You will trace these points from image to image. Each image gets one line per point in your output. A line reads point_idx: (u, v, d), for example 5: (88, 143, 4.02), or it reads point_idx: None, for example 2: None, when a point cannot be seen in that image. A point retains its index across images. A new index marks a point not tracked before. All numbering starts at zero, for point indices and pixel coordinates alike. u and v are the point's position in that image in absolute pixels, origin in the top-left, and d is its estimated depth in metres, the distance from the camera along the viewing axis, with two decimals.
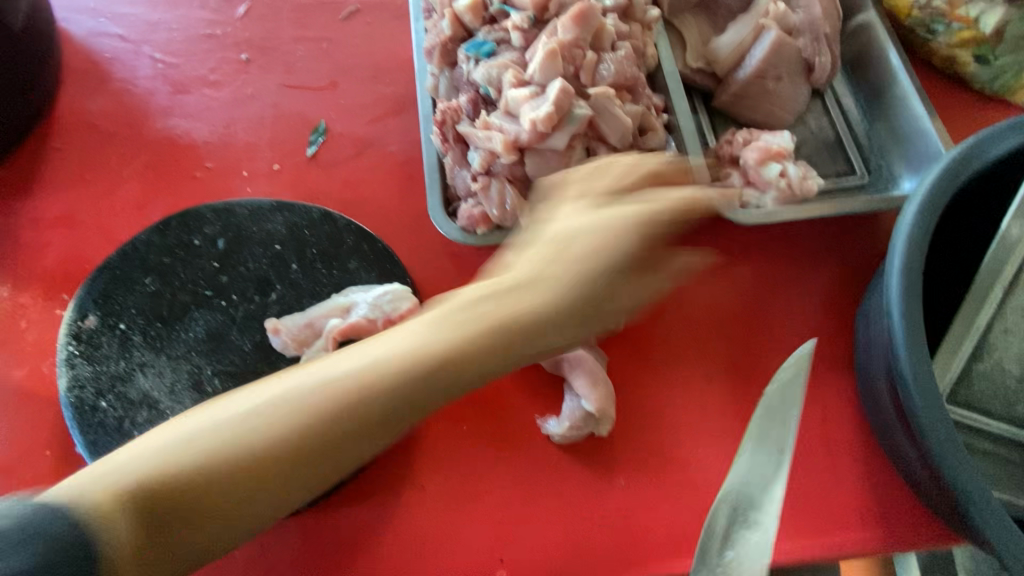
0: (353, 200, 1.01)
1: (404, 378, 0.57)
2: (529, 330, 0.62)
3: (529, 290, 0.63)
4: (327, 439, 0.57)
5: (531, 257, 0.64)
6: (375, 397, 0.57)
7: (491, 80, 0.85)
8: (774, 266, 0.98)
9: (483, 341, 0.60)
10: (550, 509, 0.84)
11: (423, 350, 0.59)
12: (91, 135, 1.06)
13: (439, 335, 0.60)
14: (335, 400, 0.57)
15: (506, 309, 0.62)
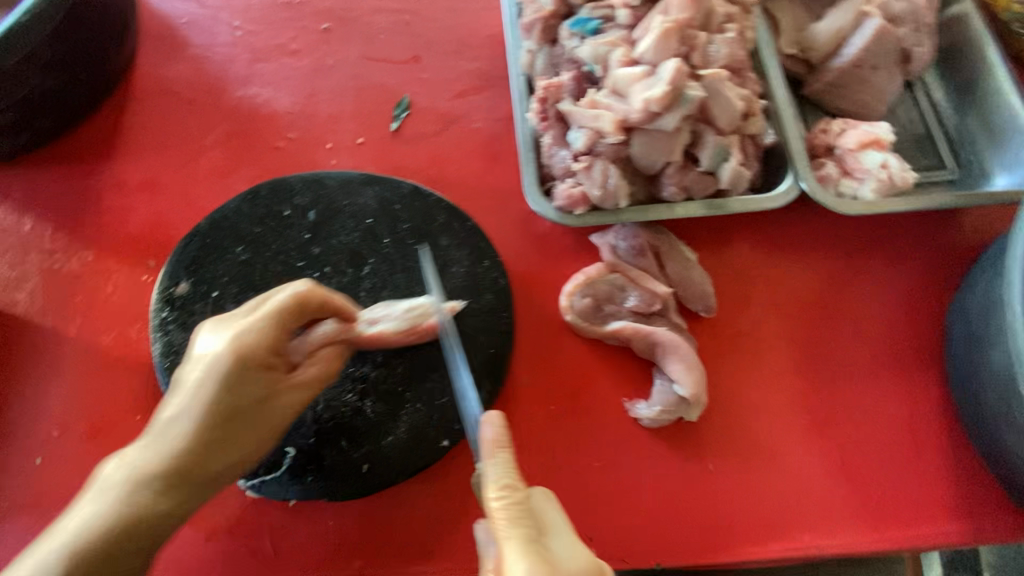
0: (437, 176, 1.00)
1: (187, 446, 0.67)
2: (198, 428, 0.68)
3: (202, 396, 0.68)
4: (149, 509, 0.65)
5: (243, 344, 0.70)
6: (177, 473, 0.67)
7: (598, 57, 0.83)
8: (865, 255, 0.94)
9: (180, 438, 0.67)
10: (639, 491, 0.83)
11: (157, 446, 0.66)
12: (170, 100, 1.05)
13: (172, 431, 0.67)
14: (131, 483, 0.65)
15: (181, 411, 0.67)
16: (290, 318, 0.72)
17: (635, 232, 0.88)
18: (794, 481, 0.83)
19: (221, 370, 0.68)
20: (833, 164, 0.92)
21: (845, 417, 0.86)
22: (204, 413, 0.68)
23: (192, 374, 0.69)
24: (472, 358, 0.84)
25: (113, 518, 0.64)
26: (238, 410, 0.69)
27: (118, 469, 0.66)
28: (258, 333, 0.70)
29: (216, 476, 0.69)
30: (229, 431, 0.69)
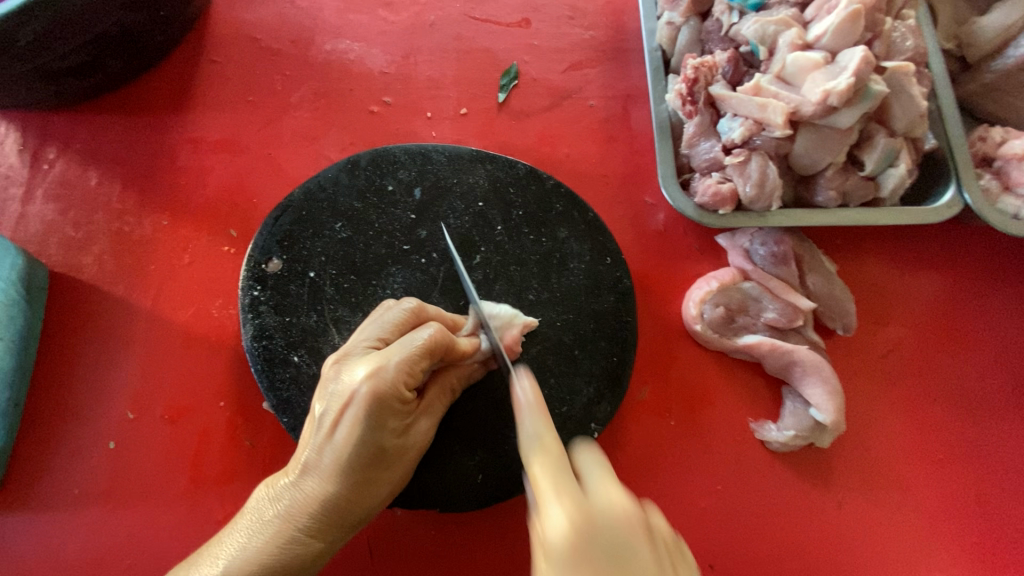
0: (547, 157, 0.91)
1: (334, 486, 0.60)
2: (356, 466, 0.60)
3: (360, 434, 0.59)
4: (312, 542, 0.60)
5: (389, 378, 0.59)
6: (330, 512, 0.60)
7: (763, 37, 0.74)
8: (1015, 275, 0.86)
9: (334, 471, 0.60)
10: (761, 516, 0.77)
11: (308, 477, 0.61)
12: (251, 50, 0.93)
13: (322, 465, 0.60)
14: (292, 515, 0.60)
15: (340, 444, 0.59)
16: (428, 354, 0.62)
17: (777, 237, 0.80)
18: (927, 517, 0.78)
19: (358, 417, 0.59)
20: (991, 177, 0.83)
21: (980, 451, 0.80)
22: (348, 462, 0.60)
23: (328, 416, 0.60)
24: (593, 365, 0.77)
25: (257, 569, 0.57)
26: (383, 453, 0.61)
27: (268, 504, 0.61)
28: (393, 373, 0.59)
29: (354, 522, 0.63)
30: (371, 477, 0.61)
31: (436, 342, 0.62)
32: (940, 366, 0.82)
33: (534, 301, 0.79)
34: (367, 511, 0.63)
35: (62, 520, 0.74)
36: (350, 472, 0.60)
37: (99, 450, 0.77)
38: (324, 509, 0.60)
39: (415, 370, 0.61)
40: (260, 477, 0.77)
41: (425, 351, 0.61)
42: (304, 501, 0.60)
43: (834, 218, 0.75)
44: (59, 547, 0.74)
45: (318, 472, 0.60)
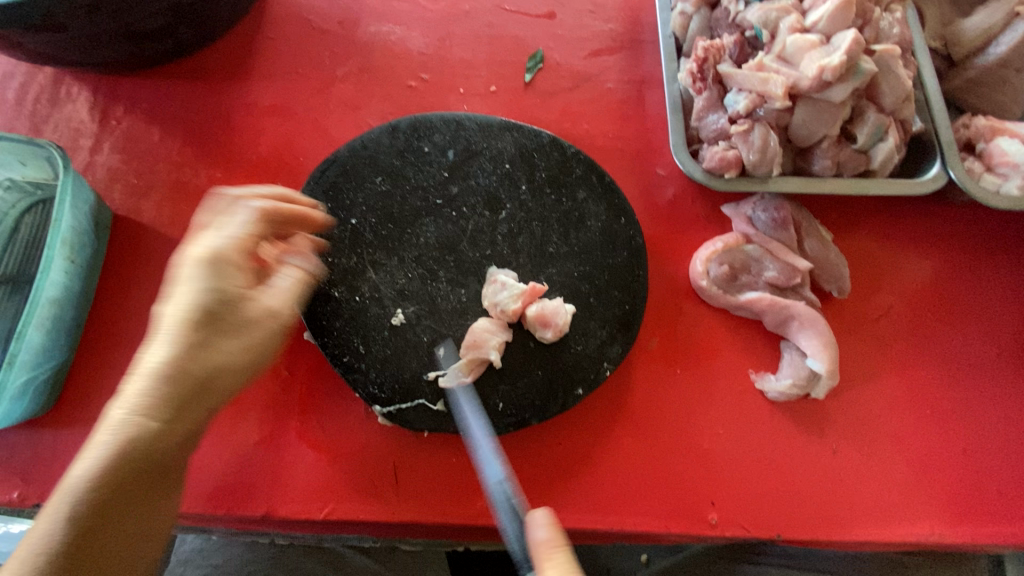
0: (568, 132, 0.99)
1: (181, 347, 0.57)
2: (202, 332, 0.58)
3: (193, 296, 0.58)
4: (166, 413, 0.56)
5: (209, 245, 0.60)
6: (190, 380, 0.57)
7: (766, 22, 0.83)
8: (994, 253, 0.94)
9: (175, 339, 0.57)
10: (759, 458, 0.83)
11: (153, 348, 0.57)
12: (302, 28, 1.03)
13: (165, 334, 0.57)
14: (140, 393, 0.55)
15: (177, 311, 0.57)
16: (252, 229, 0.63)
17: (777, 204, 0.88)
18: (915, 468, 0.84)
19: (188, 279, 0.58)
20: (974, 160, 0.92)
21: (964, 410, 0.87)
22: (189, 329, 0.57)
23: (165, 288, 0.59)
24: (607, 312, 0.84)
25: (113, 454, 0.53)
26: (222, 324, 0.59)
27: (117, 398, 0.56)
28: (286, 266, 0.65)
29: (192, 403, 0.57)
30: (201, 344, 0.58)
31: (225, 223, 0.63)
32: (926, 331, 0.90)
33: (554, 253, 0.86)
34: (227, 381, 0.60)
35: None
36: (196, 335, 0.57)
37: None
38: (170, 372, 0.56)
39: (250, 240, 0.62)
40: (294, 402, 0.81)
41: (236, 227, 0.62)
42: (152, 368, 0.56)
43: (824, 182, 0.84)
44: None
45: (161, 342, 0.57)
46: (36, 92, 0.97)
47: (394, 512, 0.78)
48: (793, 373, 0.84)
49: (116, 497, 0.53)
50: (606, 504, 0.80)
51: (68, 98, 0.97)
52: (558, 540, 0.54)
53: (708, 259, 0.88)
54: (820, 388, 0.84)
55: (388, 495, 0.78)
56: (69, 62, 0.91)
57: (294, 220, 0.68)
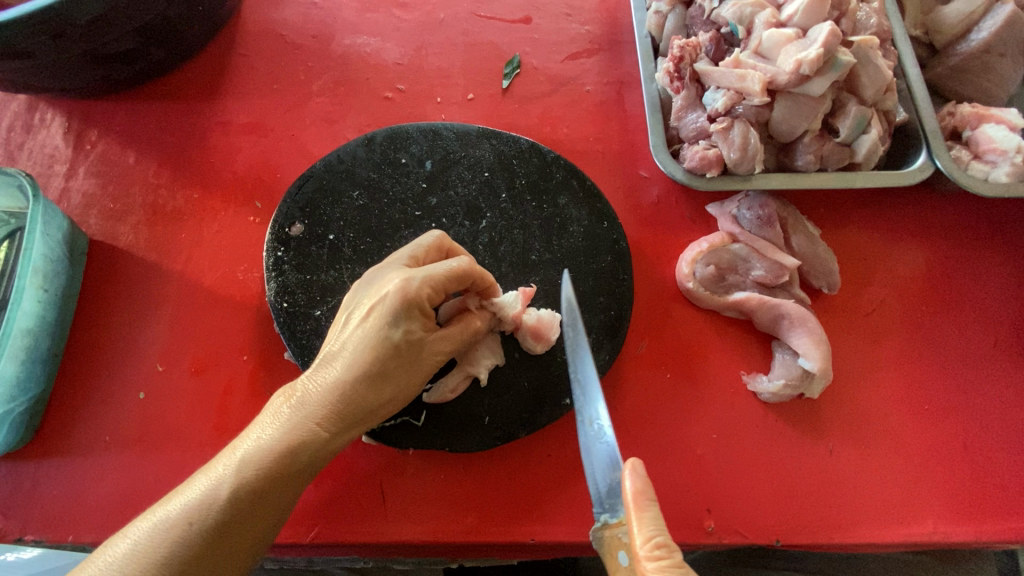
0: (547, 137, 0.98)
1: (359, 371, 0.65)
2: (380, 360, 0.66)
3: (379, 329, 0.66)
4: (329, 426, 0.64)
5: (410, 284, 0.66)
6: (351, 400, 0.65)
7: (741, 18, 0.81)
8: (987, 242, 0.92)
9: (353, 363, 0.65)
10: (754, 462, 0.81)
11: (337, 368, 0.65)
12: (276, 44, 1.03)
13: (348, 358, 0.65)
14: (312, 406, 0.63)
15: (364, 341, 0.66)
16: (454, 276, 0.69)
17: (762, 201, 0.87)
18: (915, 465, 0.82)
19: (385, 313, 0.66)
20: (961, 147, 0.90)
21: (962, 403, 0.85)
22: (368, 356, 0.65)
23: (355, 317, 0.67)
24: (592, 319, 0.82)
25: (274, 454, 0.61)
26: (400, 355, 0.67)
27: (280, 402, 0.65)
28: (418, 283, 0.67)
29: (368, 420, 0.66)
30: (390, 374, 0.67)
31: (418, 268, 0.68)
32: (919, 324, 0.88)
33: (537, 261, 0.85)
34: (388, 404, 0.67)
35: (94, 464, 0.79)
36: (374, 362, 0.65)
37: (130, 401, 0.82)
38: (354, 393, 0.65)
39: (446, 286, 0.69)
40: None
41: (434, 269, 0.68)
42: (332, 385, 0.64)
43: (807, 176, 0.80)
44: (89, 491, 0.78)
45: (352, 367, 0.65)
46: (11, 119, 0.97)
47: (381, 533, 0.76)
48: (786, 372, 0.82)
49: (263, 498, 0.60)
50: (599, 515, 0.78)
51: (43, 124, 0.97)
52: (644, 487, 0.58)
53: (695, 261, 0.86)
54: (814, 387, 0.82)
55: (376, 515, 0.76)
56: (42, 89, 0.90)
57: (485, 281, 0.72)
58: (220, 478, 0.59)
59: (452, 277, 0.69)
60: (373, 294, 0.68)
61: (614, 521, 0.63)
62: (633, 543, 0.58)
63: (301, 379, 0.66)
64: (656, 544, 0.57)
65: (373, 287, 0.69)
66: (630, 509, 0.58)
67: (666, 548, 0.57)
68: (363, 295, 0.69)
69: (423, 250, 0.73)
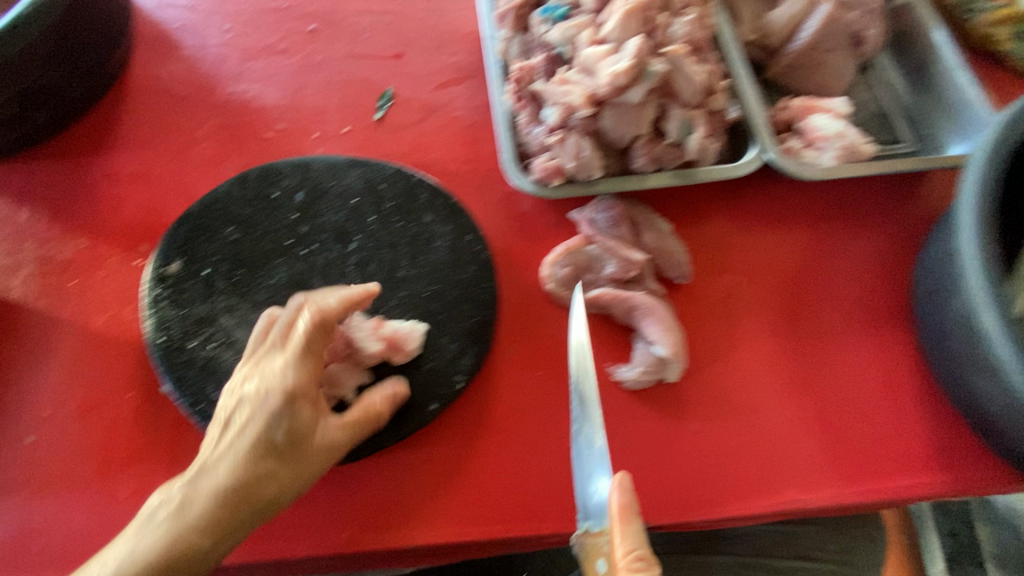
0: (419, 161, 1.04)
1: (242, 473, 0.69)
2: (263, 454, 0.70)
3: (260, 424, 0.70)
4: (214, 527, 0.68)
5: (285, 374, 0.72)
6: (236, 498, 0.69)
7: (566, 40, 0.89)
8: (833, 222, 0.99)
9: (235, 462, 0.70)
10: (622, 449, 0.85)
11: (222, 469, 0.69)
12: (165, 98, 1.10)
13: (233, 456, 0.70)
14: (196, 506, 0.67)
15: (247, 437, 0.70)
16: (319, 341, 0.74)
17: (611, 204, 0.93)
18: (773, 436, 0.86)
19: (266, 410, 0.71)
20: (795, 137, 0.97)
21: (818, 374, 0.90)
22: (249, 456, 0.70)
23: (238, 418, 0.72)
24: (457, 326, 0.87)
25: (153, 561, 0.65)
26: (286, 454, 0.71)
27: (162, 505, 0.68)
28: (293, 376, 0.72)
29: (253, 516, 0.70)
30: (275, 472, 0.70)
31: (296, 352, 0.73)
32: (772, 305, 0.93)
33: (403, 277, 0.90)
34: (281, 500, 0.71)
35: None
36: (258, 460, 0.70)
37: (19, 446, 0.85)
38: (241, 491, 0.69)
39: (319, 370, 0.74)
40: (163, 451, 0.84)
41: (304, 350, 0.73)
42: (214, 484, 0.68)
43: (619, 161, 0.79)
44: None
45: (239, 464, 0.70)
46: None
47: (262, 550, 0.78)
48: (642, 360, 0.87)
49: None
50: (474, 514, 0.81)
51: None
52: (628, 503, 0.71)
53: (553, 266, 0.92)
54: (670, 373, 0.87)
55: (258, 534, 0.79)
56: None
57: (359, 306, 0.78)
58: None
59: (317, 349, 0.74)
60: (252, 389, 0.72)
61: (596, 530, 0.75)
62: (614, 552, 0.70)
63: (186, 479, 0.70)
64: (634, 556, 0.69)
65: (251, 378, 0.74)
66: (615, 521, 0.70)
67: (647, 560, 0.69)
68: (242, 388, 0.74)
69: (288, 328, 0.75)
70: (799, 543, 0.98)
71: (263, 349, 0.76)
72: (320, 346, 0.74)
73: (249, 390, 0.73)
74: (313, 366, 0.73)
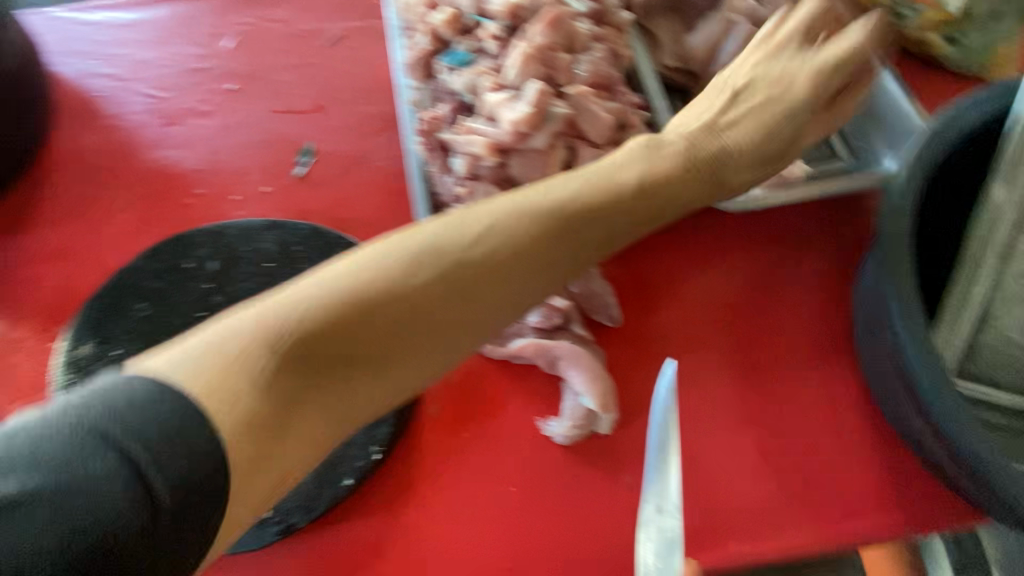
0: (341, 216, 1.01)
1: (433, 281, 0.62)
2: (448, 268, 0.63)
3: (500, 212, 0.67)
4: (349, 319, 0.59)
5: (566, 182, 0.71)
6: (399, 306, 0.61)
7: (469, 87, 0.87)
8: (769, 250, 0.95)
9: (399, 270, 0.62)
10: (559, 510, 0.80)
11: (380, 285, 0.60)
12: (86, 170, 1.08)
13: (431, 247, 0.64)
14: (361, 294, 0.59)
15: (486, 226, 0.66)
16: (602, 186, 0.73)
17: None
18: (718, 485, 0.80)
19: (516, 206, 0.68)
20: None
21: (763, 412, 0.85)
22: (437, 263, 0.63)
23: (430, 233, 0.65)
24: None
25: (298, 336, 0.57)
26: (467, 291, 0.64)
27: (303, 296, 0.58)
28: (551, 198, 0.70)
29: (354, 366, 0.61)
30: (435, 313, 0.63)
31: (591, 179, 0.72)
32: (711, 342, 0.89)
33: None
34: (430, 315, 0.63)
35: None
36: (492, 248, 0.66)
37: None
38: (390, 292, 0.60)
39: (552, 251, 0.69)
40: None
41: (644, 155, 0.77)
42: (390, 269, 0.61)
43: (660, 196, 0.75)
44: None
45: (419, 256, 0.63)
46: None
47: None
48: (572, 415, 0.83)
49: (241, 424, 0.53)
50: None
51: None
52: None
53: None
54: (603, 425, 0.83)
55: None
56: None
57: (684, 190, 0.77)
58: (171, 376, 0.52)
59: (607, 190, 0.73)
60: (492, 201, 0.69)
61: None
62: None
63: (292, 288, 0.59)
64: None
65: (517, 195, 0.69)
66: None
67: None
68: (489, 202, 0.69)
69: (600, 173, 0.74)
70: None
71: (539, 190, 0.70)
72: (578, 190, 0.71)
73: (525, 198, 0.69)
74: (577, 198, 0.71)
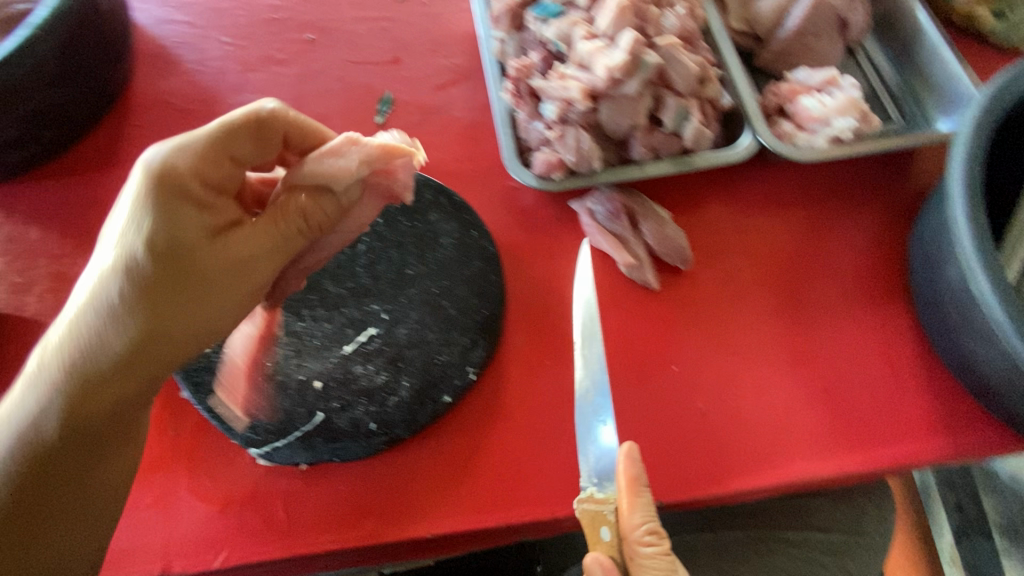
0: (422, 162, 1.06)
1: (131, 310, 0.62)
2: (132, 297, 0.63)
3: (122, 297, 0.62)
4: (109, 381, 0.62)
5: (125, 271, 0.64)
6: (145, 345, 0.63)
7: (561, 36, 0.91)
8: (827, 203, 1.02)
9: (143, 330, 0.63)
10: (636, 432, 0.87)
11: (112, 360, 0.62)
12: (168, 112, 1.11)
13: (132, 309, 0.63)
14: (110, 334, 0.62)
15: (111, 277, 0.63)
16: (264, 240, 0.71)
17: (609, 197, 0.96)
18: (780, 411, 0.88)
19: (129, 275, 0.62)
20: (787, 121, 0.99)
21: (820, 348, 0.92)
22: (132, 280, 0.62)
23: (110, 281, 0.63)
24: (466, 321, 0.90)
25: (80, 379, 0.61)
26: (183, 272, 0.65)
27: (64, 345, 0.61)
28: (151, 228, 0.63)
29: (141, 369, 0.64)
30: (174, 298, 0.64)
31: (162, 211, 0.64)
32: (774, 284, 0.96)
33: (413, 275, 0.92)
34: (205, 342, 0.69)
35: None
36: (189, 303, 0.66)
37: None
38: (164, 331, 0.64)
39: (258, 271, 0.71)
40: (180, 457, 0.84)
41: (174, 204, 0.65)
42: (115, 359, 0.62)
43: (304, 233, 0.74)
44: None
45: (127, 311, 0.62)
46: None
47: (287, 545, 0.80)
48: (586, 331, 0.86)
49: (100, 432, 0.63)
50: (493, 501, 0.83)
51: None
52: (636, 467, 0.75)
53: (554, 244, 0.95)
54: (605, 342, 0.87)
55: (282, 533, 0.81)
56: None
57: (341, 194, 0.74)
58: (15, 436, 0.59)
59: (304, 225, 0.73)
60: (119, 261, 0.63)
61: (601, 497, 0.76)
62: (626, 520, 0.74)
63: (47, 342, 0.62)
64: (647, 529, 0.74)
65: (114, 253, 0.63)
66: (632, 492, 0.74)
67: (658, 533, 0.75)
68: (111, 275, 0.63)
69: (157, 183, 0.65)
70: (812, 518, 1.02)
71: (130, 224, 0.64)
72: (245, 248, 0.70)
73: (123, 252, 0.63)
74: (177, 226, 0.65)
